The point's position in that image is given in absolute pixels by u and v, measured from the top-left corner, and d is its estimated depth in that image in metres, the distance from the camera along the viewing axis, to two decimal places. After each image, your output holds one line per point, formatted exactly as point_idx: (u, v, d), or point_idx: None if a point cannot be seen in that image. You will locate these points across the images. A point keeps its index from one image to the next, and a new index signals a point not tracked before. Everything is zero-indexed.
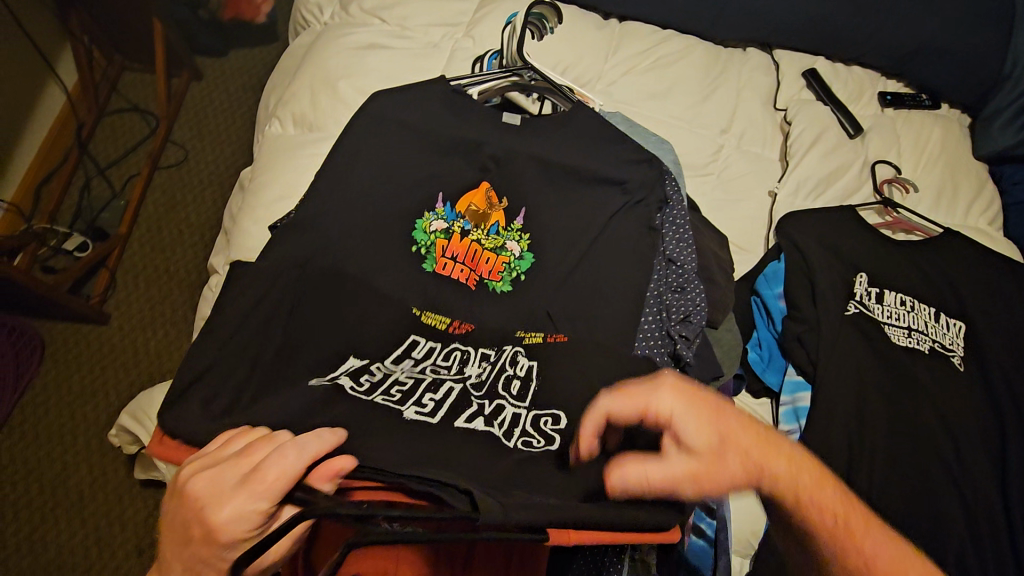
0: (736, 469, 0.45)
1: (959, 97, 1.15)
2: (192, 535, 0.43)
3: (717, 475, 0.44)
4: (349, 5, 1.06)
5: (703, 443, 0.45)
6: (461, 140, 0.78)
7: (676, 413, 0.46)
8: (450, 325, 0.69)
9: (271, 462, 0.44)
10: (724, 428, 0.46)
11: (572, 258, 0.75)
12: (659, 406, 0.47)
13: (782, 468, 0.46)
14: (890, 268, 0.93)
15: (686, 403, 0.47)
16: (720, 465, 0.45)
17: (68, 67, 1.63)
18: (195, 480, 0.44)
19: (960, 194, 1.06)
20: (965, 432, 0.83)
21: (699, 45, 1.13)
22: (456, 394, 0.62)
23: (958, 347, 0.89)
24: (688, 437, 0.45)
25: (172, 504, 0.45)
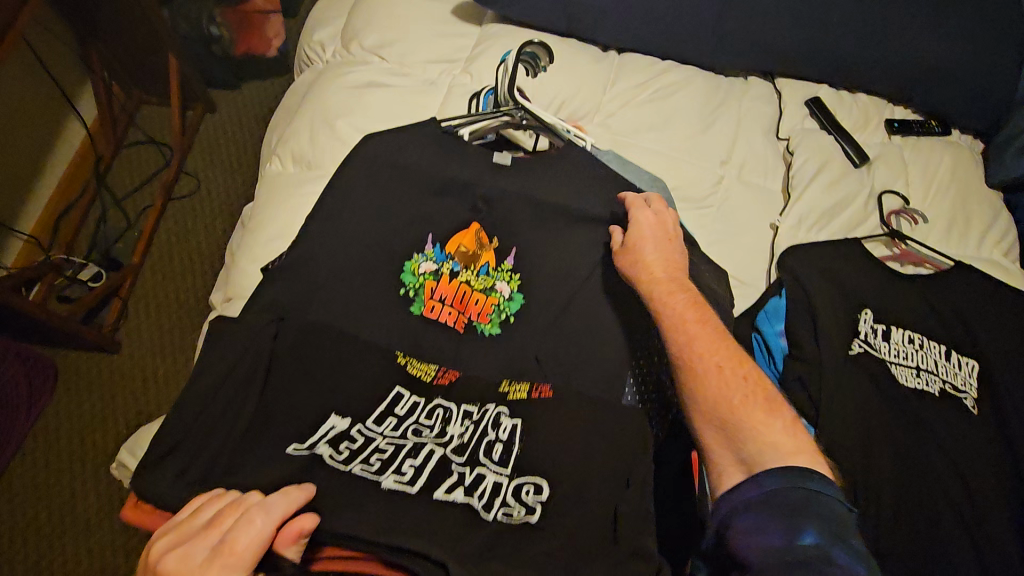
0: (641, 261, 0.72)
1: (971, 122, 1.12)
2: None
3: (640, 261, 0.72)
4: (349, 43, 1.08)
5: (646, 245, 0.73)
6: (450, 181, 0.78)
7: (646, 225, 0.75)
8: (435, 375, 0.69)
9: (241, 529, 0.49)
10: (663, 251, 0.73)
11: (562, 301, 0.75)
12: (632, 214, 0.76)
13: (684, 304, 0.69)
14: (897, 305, 0.90)
15: (648, 221, 0.75)
16: (630, 251, 0.73)
17: (88, 102, 1.69)
18: (168, 555, 0.48)
19: (972, 225, 1.02)
20: (979, 479, 0.79)
21: (700, 75, 1.12)
22: (436, 459, 0.63)
23: (971, 388, 0.85)
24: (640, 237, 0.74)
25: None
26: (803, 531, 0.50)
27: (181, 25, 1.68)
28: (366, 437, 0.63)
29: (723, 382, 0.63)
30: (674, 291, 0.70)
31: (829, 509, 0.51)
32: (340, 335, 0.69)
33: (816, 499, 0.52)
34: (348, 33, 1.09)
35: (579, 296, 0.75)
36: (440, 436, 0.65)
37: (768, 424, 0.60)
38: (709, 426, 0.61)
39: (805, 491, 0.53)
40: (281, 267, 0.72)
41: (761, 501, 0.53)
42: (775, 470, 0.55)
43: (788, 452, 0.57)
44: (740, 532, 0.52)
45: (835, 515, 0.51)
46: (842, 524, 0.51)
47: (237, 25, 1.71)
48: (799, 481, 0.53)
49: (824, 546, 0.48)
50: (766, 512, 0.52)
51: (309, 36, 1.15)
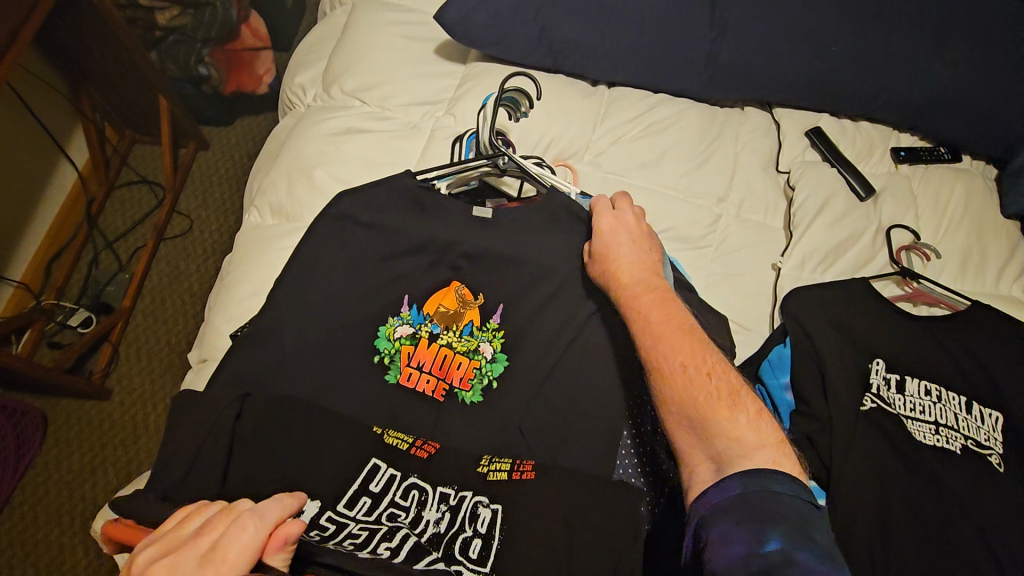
0: (608, 262, 0.69)
1: (981, 149, 1.06)
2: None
3: (609, 265, 0.69)
4: (330, 87, 1.05)
5: (618, 247, 0.69)
6: (428, 240, 0.74)
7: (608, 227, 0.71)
8: (412, 446, 0.65)
9: (231, 537, 0.41)
10: (633, 251, 0.69)
11: (547, 364, 0.71)
12: (599, 218, 0.72)
13: (654, 305, 0.64)
14: (911, 352, 0.84)
15: (611, 217, 0.72)
16: (597, 252, 0.70)
17: (80, 145, 1.68)
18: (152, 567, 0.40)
19: (988, 259, 0.96)
20: (1011, 545, 0.72)
21: (693, 107, 1.08)
22: (413, 543, 0.56)
23: (995, 444, 0.79)
24: (608, 240, 0.70)
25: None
26: (767, 538, 0.46)
27: (169, 67, 1.62)
28: (336, 523, 0.57)
29: (689, 377, 0.59)
30: (640, 290, 0.66)
31: (792, 510, 0.48)
32: (308, 412, 0.65)
33: (778, 499, 0.49)
34: (329, 76, 1.06)
35: (565, 357, 0.71)
36: (415, 522, 0.60)
37: (736, 422, 0.56)
38: (679, 427, 0.58)
39: (766, 492, 0.49)
40: (248, 335, 0.68)
41: (724, 507, 0.50)
42: (738, 473, 0.51)
43: (757, 450, 0.54)
44: (707, 543, 0.48)
45: (800, 517, 0.48)
46: (806, 523, 0.48)
47: (226, 65, 1.66)
48: (764, 483, 0.50)
49: (789, 550, 0.45)
50: (730, 517, 0.49)
51: (291, 79, 1.13)
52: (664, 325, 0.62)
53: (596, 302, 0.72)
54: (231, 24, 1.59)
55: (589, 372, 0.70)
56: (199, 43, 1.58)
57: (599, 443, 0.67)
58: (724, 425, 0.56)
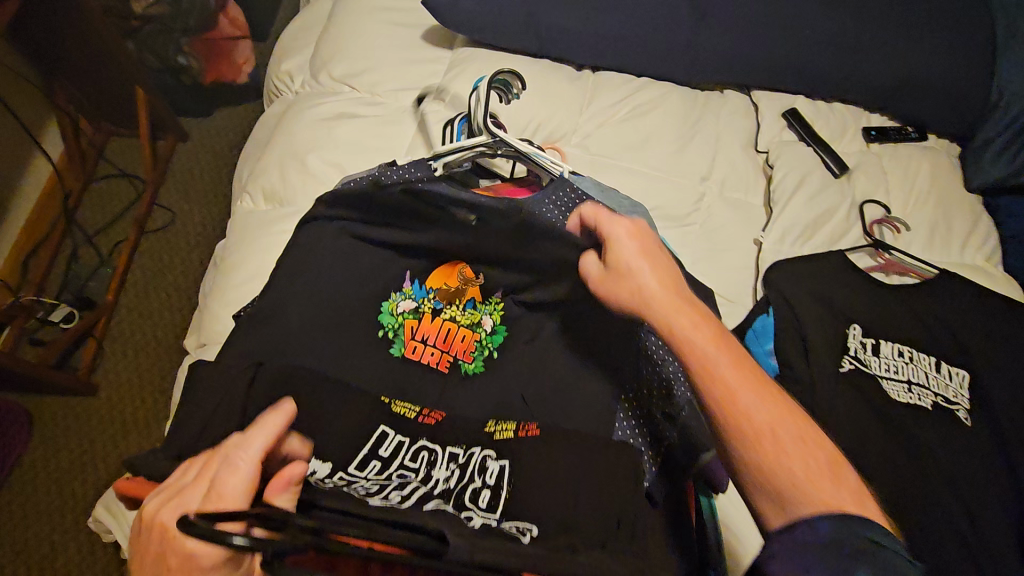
0: (641, 293, 0.60)
1: (946, 128, 1.12)
2: (168, 566, 0.41)
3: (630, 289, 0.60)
4: (318, 73, 1.05)
5: (640, 270, 0.61)
6: None
7: (623, 241, 0.62)
8: (418, 414, 0.67)
9: (225, 474, 0.42)
10: (655, 272, 0.61)
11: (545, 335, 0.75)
12: (610, 232, 0.63)
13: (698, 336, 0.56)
14: (885, 318, 0.89)
15: (630, 236, 0.63)
16: (620, 282, 0.61)
17: (54, 138, 1.64)
18: (164, 510, 0.42)
19: (954, 231, 1.02)
20: (978, 491, 0.78)
21: (676, 90, 1.11)
22: (422, 493, 0.59)
23: (962, 399, 0.84)
24: (626, 261, 0.61)
25: (144, 540, 0.42)
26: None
27: (146, 57, 1.59)
28: (348, 480, 0.59)
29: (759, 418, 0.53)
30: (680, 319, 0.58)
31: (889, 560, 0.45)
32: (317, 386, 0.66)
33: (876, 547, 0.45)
34: (317, 63, 1.07)
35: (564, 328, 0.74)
36: (425, 480, 0.61)
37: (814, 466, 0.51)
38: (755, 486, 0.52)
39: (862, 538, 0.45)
40: (253, 314, 0.70)
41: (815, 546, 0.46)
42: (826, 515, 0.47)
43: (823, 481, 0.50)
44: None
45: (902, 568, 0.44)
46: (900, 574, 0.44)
47: (206, 55, 1.65)
48: (856, 528, 0.46)
49: None
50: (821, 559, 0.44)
51: (277, 66, 1.13)
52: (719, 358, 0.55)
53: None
54: (209, 12, 1.59)
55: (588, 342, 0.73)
56: (176, 33, 1.57)
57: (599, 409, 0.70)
58: (801, 469, 0.51)
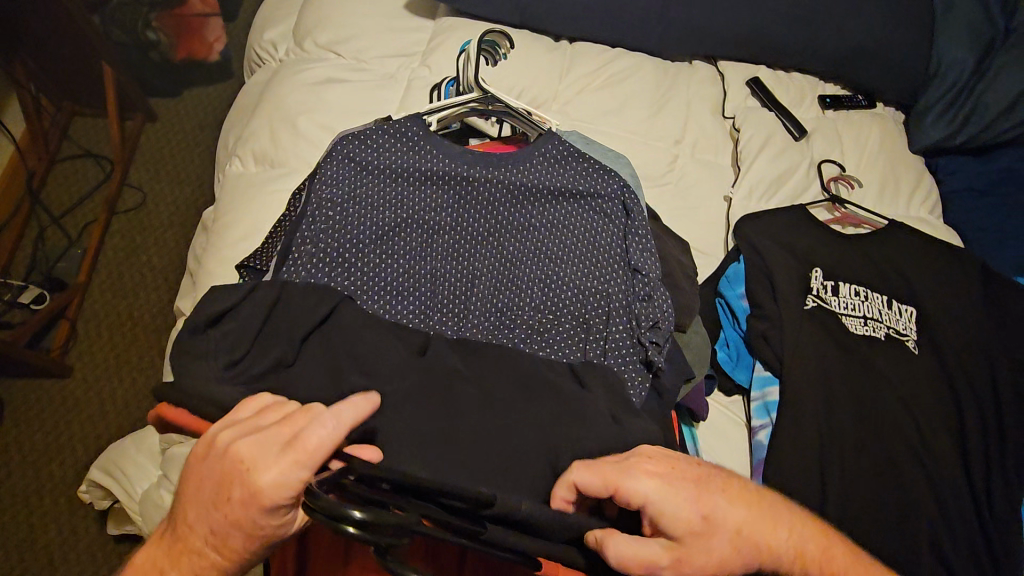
0: (721, 550, 0.52)
1: (891, 96, 1.22)
2: (229, 496, 0.44)
3: (692, 553, 0.51)
4: (304, 41, 1.07)
5: (684, 520, 0.50)
6: (423, 171, 0.80)
7: (653, 501, 0.49)
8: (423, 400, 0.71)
9: (309, 428, 0.43)
10: (697, 502, 0.51)
11: (541, 277, 0.78)
12: (637, 499, 0.49)
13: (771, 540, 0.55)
14: (843, 263, 0.98)
15: (661, 486, 0.50)
16: (693, 547, 0.51)
17: (15, 116, 1.59)
18: (240, 441, 0.44)
19: (901, 187, 1.12)
20: (925, 408, 0.88)
21: (648, 60, 1.17)
22: None
23: (911, 331, 0.94)
24: (668, 517, 0.50)
25: (205, 467, 0.46)
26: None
27: (113, 32, 1.61)
28: None
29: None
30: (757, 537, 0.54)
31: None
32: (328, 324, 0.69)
33: None
34: (301, 31, 1.08)
35: (555, 270, 0.79)
36: None
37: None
38: None
39: None
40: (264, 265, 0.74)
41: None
42: None
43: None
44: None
45: None
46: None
47: (176, 31, 1.63)
48: None
49: None
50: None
51: (259, 36, 1.14)
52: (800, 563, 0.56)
53: (584, 221, 0.82)
54: None
55: (581, 282, 0.78)
56: (145, 8, 1.59)
57: (591, 341, 0.76)
58: None
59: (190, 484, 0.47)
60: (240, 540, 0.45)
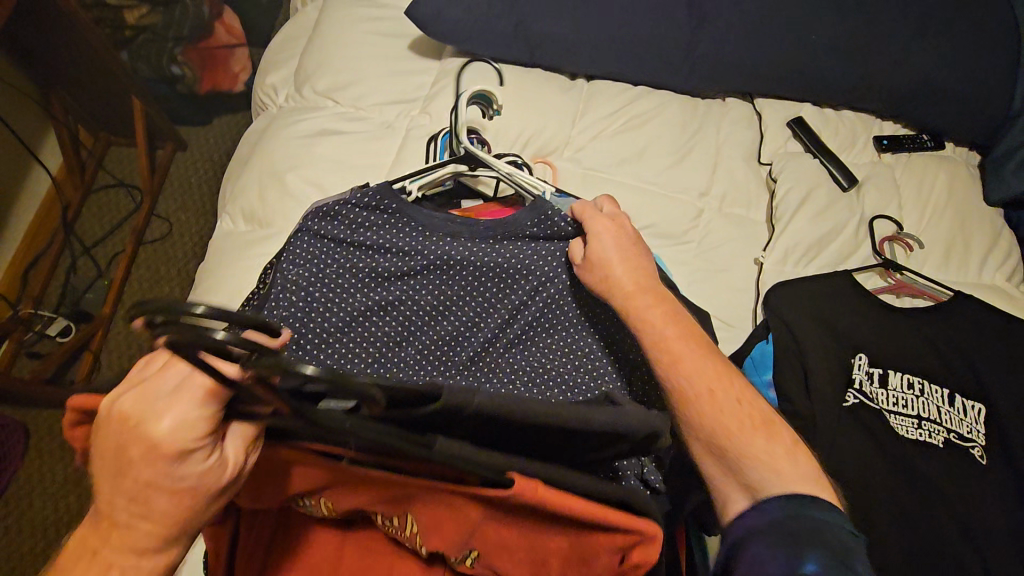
0: (615, 284, 0.70)
1: (963, 137, 1.05)
2: (129, 460, 0.39)
3: (596, 261, 0.71)
4: (302, 87, 1.02)
5: (606, 244, 0.72)
6: (405, 247, 0.73)
7: (595, 226, 0.73)
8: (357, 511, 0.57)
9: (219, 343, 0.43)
10: (624, 246, 0.72)
11: (529, 364, 0.71)
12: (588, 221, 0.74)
13: (664, 317, 0.67)
14: (893, 346, 0.85)
15: (613, 229, 0.74)
16: (600, 265, 0.71)
17: (52, 148, 1.62)
18: (121, 399, 0.40)
19: (972, 248, 0.96)
20: (987, 529, 0.75)
21: (674, 99, 1.06)
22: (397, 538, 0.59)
23: (978, 436, 0.80)
24: (597, 239, 0.73)
25: (100, 437, 0.40)
26: (806, 560, 0.49)
27: (141, 67, 1.59)
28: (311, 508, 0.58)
29: (715, 403, 0.62)
30: (654, 307, 0.68)
31: (833, 540, 0.51)
32: None
33: (819, 526, 0.52)
34: (300, 77, 1.03)
35: (546, 356, 0.72)
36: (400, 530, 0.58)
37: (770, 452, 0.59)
38: (707, 457, 0.62)
39: (807, 519, 0.53)
40: None
41: (763, 529, 0.54)
42: (776, 498, 0.55)
43: (793, 480, 0.58)
44: (744, 565, 0.52)
45: (842, 543, 0.51)
46: (846, 548, 0.51)
47: (200, 64, 1.64)
48: (804, 511, 0.53)
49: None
50: (768, 541, 0.52)
51: (262, 80, 1.09)
52: (676, 343, 0.65)
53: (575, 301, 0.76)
54: (203, 16, 1.59)
55: (570, 373, 0.71)
56: (171, 42, 1.58)
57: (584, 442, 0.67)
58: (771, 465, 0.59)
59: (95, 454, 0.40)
60: (164, 502, 0.40)
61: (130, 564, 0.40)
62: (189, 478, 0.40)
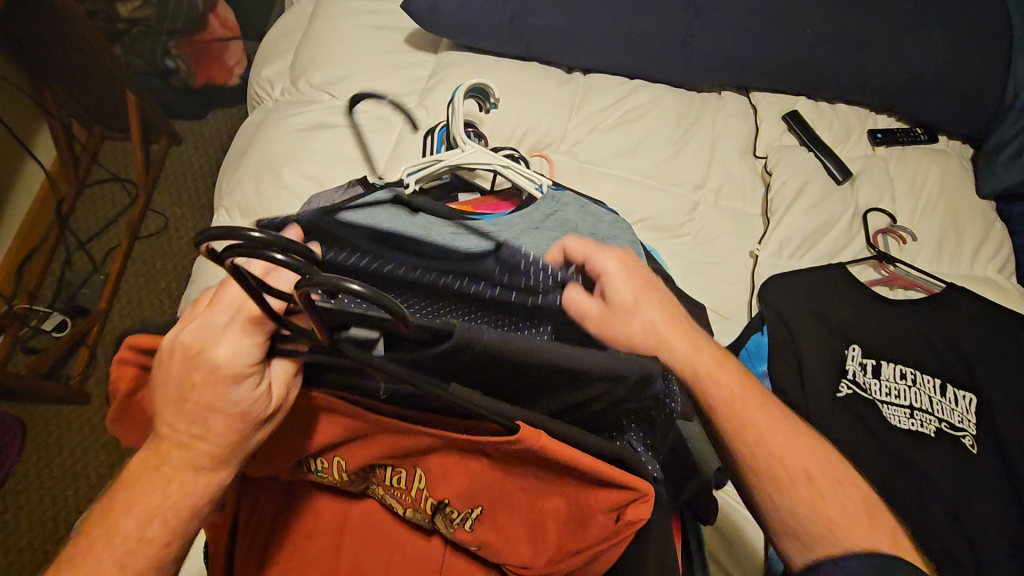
0: (656, 331, 0.61)
1: (956, 130, 1.06)
2: (191, 383, 0.43)
3: (619, 320, 0.60)
4: (298, 81, 1.02)
5: (626, 296, 0.62)
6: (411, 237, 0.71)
7: (610, 271, 0.63)
8: (368, 468, 0.59)
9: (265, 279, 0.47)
10: (645, 293, 0.63)
11: None
12: (602, 265, 0.63)
13: (724, 379, 0.60)
14: (886, 337, 0.86)
15: (621, 266, 0.63)
16: (625, 322, 0.61)
17: (47, 143, 1.61)
18: (181, 333, 0.44)
19: (964, 241, 0.97)
20: (979, 520, 0.75)
21: (670, 93, 1.06)
22: (406, 495, 0.60)
23: (969, 426, 0.81)
24: (615, 291, 0.62)
25: (160, 367, 0.44)
26: None
27: (134, 61, 1.59)
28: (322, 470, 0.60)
29: (803, 477, 0.57)
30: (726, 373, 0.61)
31: None
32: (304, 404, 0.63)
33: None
34: (296, 70, 1.03)
35: None
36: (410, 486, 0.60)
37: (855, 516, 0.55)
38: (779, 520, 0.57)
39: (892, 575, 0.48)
40: None
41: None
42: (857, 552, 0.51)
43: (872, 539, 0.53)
44: None
45: None
46: None
47: (195, 58, 1.63)
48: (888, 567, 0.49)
49: None
50: None
51: (257, 74, 1.09)
52: (747, 410, 0.59)
53: None
54: (196, 12, 1.56)
55: None
56: (164, 35, 1.56)
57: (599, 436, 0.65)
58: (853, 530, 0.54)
59: (157, 383, 0.44)
60: (219, 424, 0.43)
61: (187, 479, 0.44)
62: (242, 402, 0.44)
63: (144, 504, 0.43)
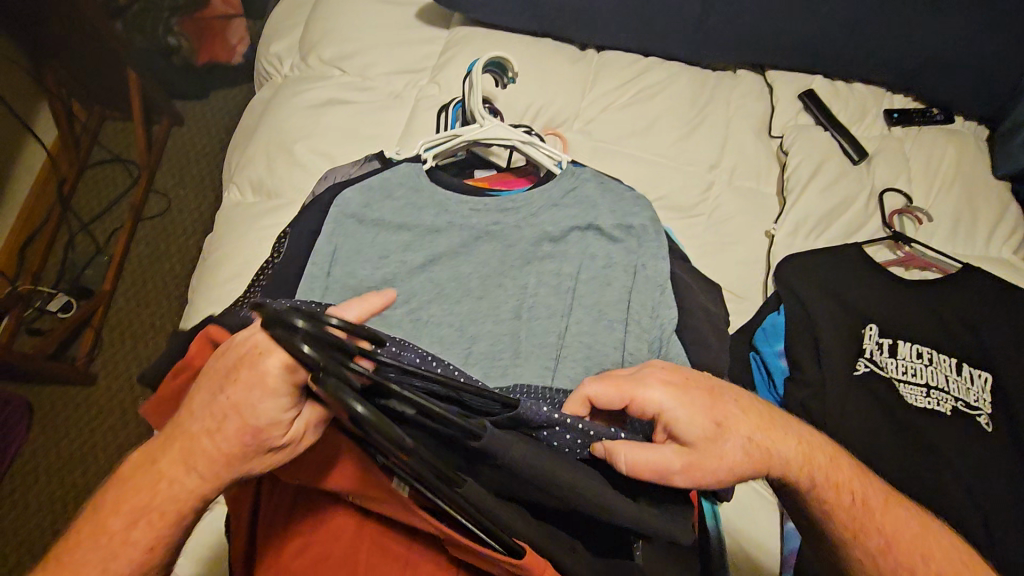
0: (756, 446, 0.55)
1: (972, 110, 1.05)
2: (227, 381, 0.43)
3: (708, 459, 0.52)
4: (308, 56, 1.00)
5: (696, 432, 0.53)
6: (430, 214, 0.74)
7: (667, 407, 0.53)
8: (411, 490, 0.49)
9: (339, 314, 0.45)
10: (712, 413, 0.54)
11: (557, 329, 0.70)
12: (651, 394, 0.53)
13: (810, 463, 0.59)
14: (902, 318, 0.86)
15: (678, 397, 0.53)
16: (715, 456, 0.53)
17: (48, 122, 1.59)
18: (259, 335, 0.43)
19: (980, 222, 0.96)
20: (994, 500, 0.75)
21: (684, 71, 1.05)
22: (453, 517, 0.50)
23: (984, 404, 0.81)
24: (683, 430, 0.53)
25: (220, 355, 0.45)
26: None
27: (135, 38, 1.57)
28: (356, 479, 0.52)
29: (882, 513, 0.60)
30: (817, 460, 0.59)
31: None
32: None
33: None
34: (305, 45, 1.01)
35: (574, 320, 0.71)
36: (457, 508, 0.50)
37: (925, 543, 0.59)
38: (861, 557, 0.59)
39: None
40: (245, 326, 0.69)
41: None
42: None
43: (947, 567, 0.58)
44: None
45: None
46: None
47: (197, 36, 1.61)
48: None
49: None
50: None
51: (265, 50, 1.07)
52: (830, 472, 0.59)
53: (607, 268, 0.73)
54: None
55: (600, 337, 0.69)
56: (167, 13, 1.56)
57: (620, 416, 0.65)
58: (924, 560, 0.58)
59: (211, 367, 0.45)
60: (232, 428, 0.44)
61: (177, 479, 0.46)
62: (261, 419, 0.43)
63: (133, 502, 0.47)
